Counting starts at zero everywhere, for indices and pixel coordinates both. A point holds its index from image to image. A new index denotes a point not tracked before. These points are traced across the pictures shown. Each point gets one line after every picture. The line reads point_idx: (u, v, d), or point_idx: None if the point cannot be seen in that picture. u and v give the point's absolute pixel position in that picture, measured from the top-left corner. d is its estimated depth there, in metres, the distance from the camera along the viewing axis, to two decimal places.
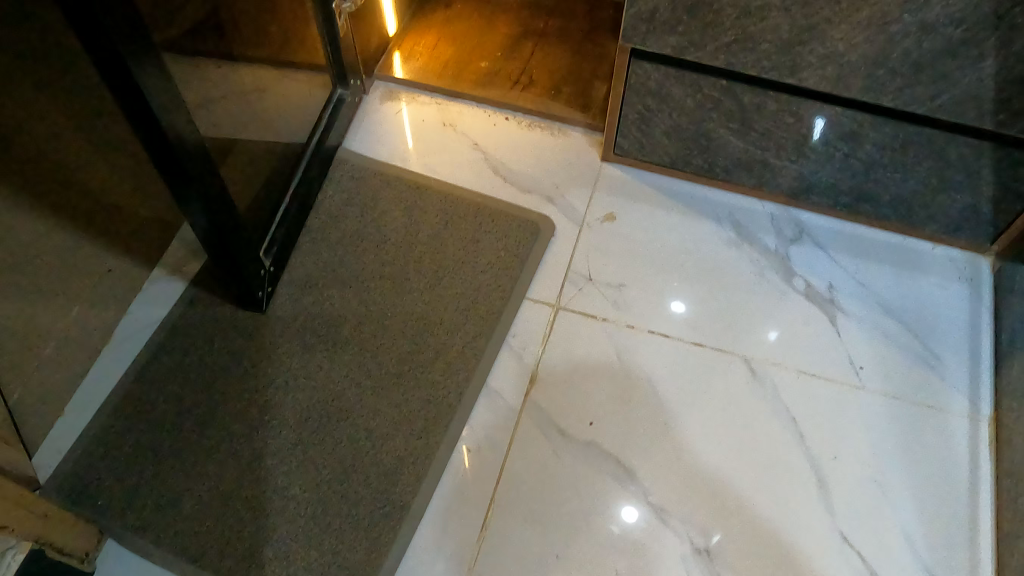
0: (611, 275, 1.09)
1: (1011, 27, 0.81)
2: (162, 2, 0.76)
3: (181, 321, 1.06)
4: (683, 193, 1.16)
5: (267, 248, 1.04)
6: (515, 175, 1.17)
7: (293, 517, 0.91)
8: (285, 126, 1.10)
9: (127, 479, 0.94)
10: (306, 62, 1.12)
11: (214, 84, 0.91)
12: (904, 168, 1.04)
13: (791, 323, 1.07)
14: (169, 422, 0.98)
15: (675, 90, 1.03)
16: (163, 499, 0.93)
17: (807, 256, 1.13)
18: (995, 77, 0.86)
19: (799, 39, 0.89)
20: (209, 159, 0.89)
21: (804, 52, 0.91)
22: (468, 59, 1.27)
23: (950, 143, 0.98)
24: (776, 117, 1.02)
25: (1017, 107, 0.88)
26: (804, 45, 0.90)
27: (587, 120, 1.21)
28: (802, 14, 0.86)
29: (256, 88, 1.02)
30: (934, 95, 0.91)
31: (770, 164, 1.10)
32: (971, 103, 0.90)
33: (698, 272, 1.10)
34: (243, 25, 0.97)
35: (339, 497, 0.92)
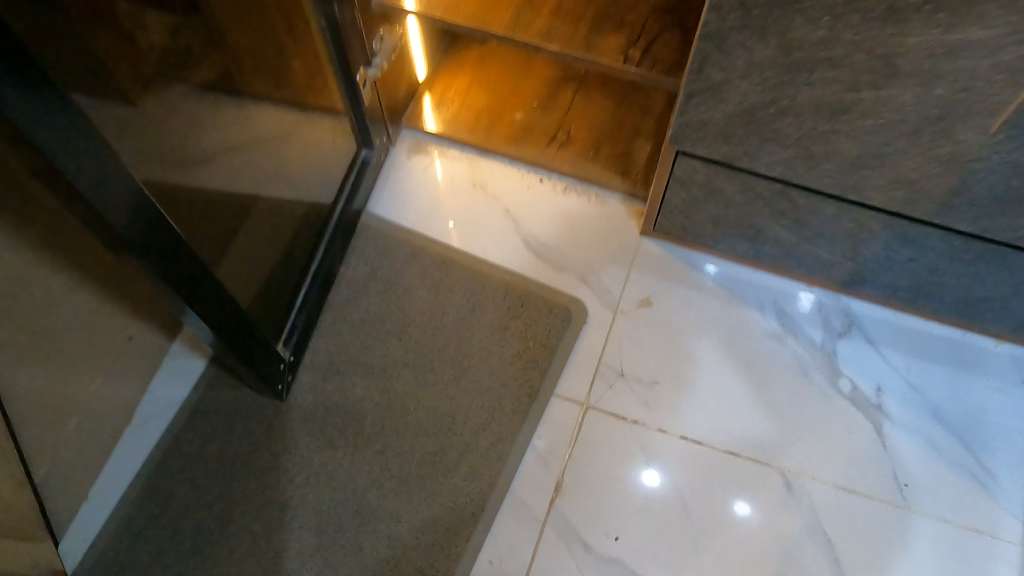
0: (644, 370, 1.04)
1: None
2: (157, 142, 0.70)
3: (203, 406, 1.05)
4: (727, 276, 1.09)
5: (286, 338, 1.01)
6: (547, 250, 1.10)
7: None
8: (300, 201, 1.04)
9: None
10: (325, 129, 1.05)
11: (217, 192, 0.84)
12: (971, 277, 0.95)
13: (833, 431, 1.02)
14: (189, 517, 0.97)
15: (724, 186, 0.94)
16: None
17: (856, 353, 1.06)
18: None
19: (867, 163, 0.80)
20: (218, 275, 0.84)
21: (872, 175, 0.82)
22: (502, 108, 1.18)
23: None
24: (832, 220, 0.94)
25: None
26: (873, 169, 0.81)
27: (627, 186, 1.12)
28: (874, 143, 0.77)
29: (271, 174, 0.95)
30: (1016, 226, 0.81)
31: (822, 257, 1.02)
32: None
33: (738, 368, 1.04)
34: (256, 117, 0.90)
35: None
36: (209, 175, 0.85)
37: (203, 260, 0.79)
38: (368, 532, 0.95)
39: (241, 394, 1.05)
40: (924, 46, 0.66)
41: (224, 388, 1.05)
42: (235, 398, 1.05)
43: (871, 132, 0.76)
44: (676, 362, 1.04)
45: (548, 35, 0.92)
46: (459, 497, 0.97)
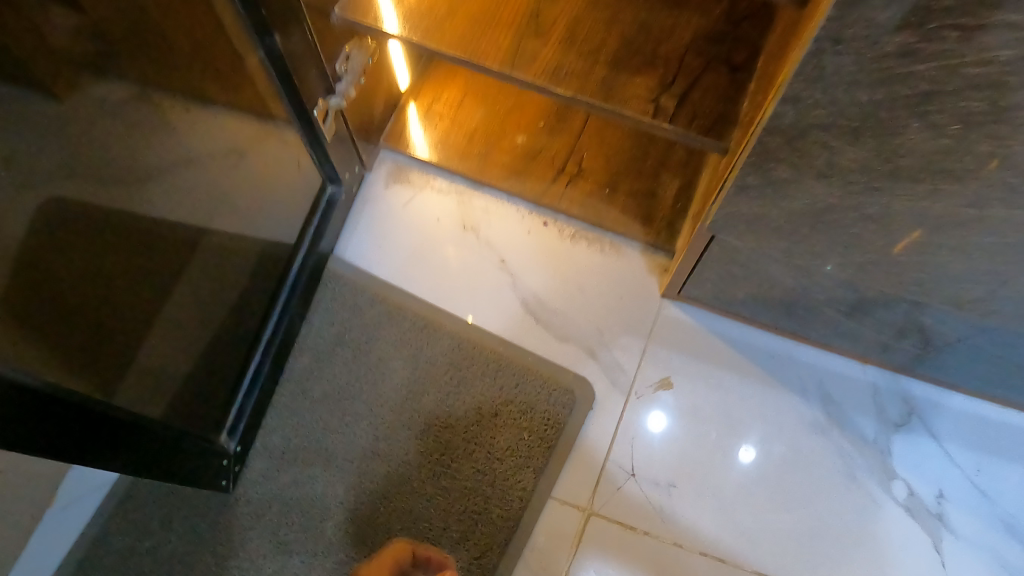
0: (659, 470, 0.87)
1: None
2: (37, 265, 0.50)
3: (133, 493, 0.88)
4: (763, 352, 0.91)
5: (230, 430, 0.85)
6: (550, 315, 0.92)
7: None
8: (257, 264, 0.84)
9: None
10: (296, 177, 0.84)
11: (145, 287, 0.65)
12: None
13: (884, 550, 0.83)
14: None
15: (775, 269, 0.76)
16: None
17: (915, 451, 0.87)
18: None
19: (971, 280, 0.61)
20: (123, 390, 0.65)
21: (975, 292, 0.63)
22: (500, 128, 0.97)
23: None
24: (909, 313, 0.75)
25: None
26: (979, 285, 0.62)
27: (648, 235, 0.93)
28: (988, 263, 0.58)
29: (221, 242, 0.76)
30: None
31: (885, 343, 0.84)
32: None
33: (771, 468, 0.87)
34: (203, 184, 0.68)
35: None
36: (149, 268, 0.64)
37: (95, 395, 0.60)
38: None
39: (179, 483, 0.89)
40: None
41: None
42: (171, 488, 0.88)
43: (989, 251, 0.56)
44: (697, 460, 0.87)
45: (560, 74, 0.71)
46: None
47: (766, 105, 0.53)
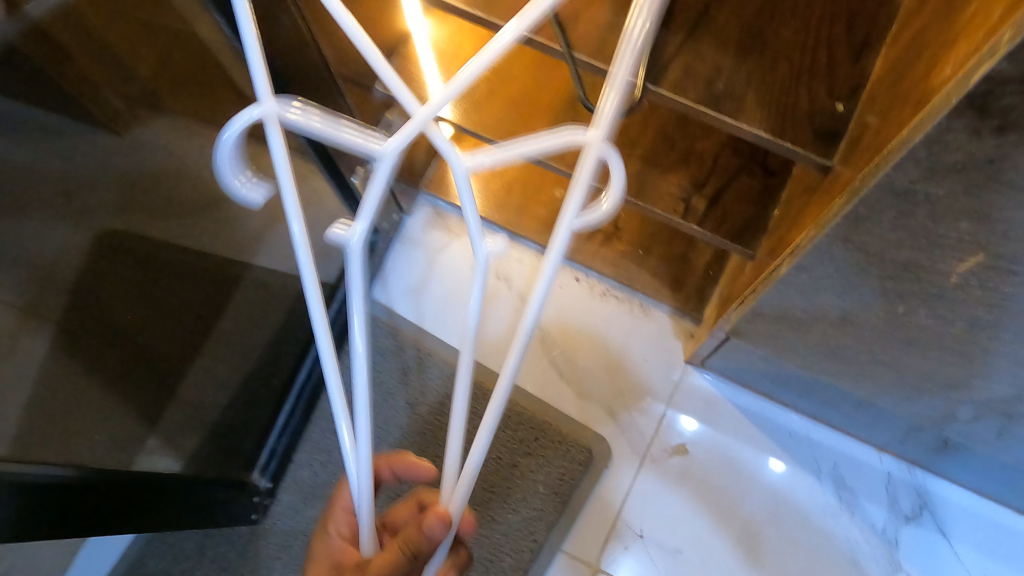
0: (669, 536, 0.89)
1: None
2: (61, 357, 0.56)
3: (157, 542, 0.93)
4: (779, 428, 0.93)
5: (263, 465, 0.92)
6: (572, 371, 0.95)
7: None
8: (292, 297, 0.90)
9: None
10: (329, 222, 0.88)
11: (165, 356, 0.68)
12: None
13: None
14: None
15: (794, 370, 0.76)
16: None
17: (923, 547, 0.88)
18: None
19: (981, 413, 0.62)
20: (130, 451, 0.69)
21: (978, 420, 0.64)
22: (540, 183, 0.99)
23: None
24: (924, 428, 0.76)
25: None
26: (987, 421, 0.63)
27: (677, 301, 0.95)
28: (997, 407, 0.59)
29: None
30: None
31: (903, 440, 0.84)
32: None
33: (777, 545, 0.89)
34: None
35: None
36: None
37: (94, 467, 0.64)
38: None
39: (217, 542, 0.93)
40: None
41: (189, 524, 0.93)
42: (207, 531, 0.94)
43: (999, 401, 0.57)
44: (707, 531, 0.89)
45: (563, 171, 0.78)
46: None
47: (787, 253, 0.54)
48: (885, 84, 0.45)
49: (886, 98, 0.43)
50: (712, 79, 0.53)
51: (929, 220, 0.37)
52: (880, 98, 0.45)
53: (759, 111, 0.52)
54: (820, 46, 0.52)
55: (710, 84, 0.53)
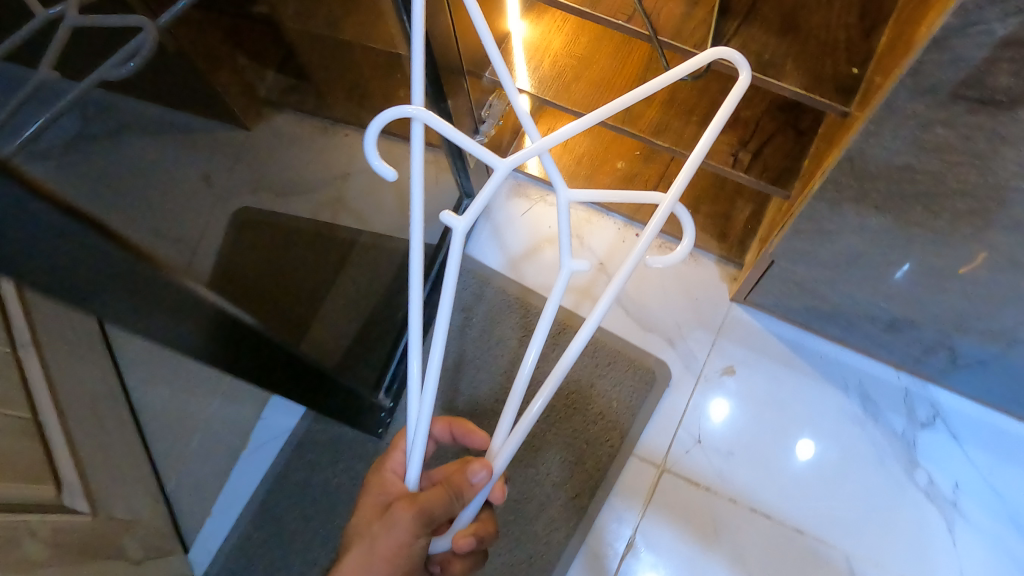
0: (722, 440, 1.07)
1: None
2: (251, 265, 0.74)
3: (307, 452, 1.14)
4: (810, 350, 1.11)
5: (387, 386, 1.11)
6: (637, 308, 1.15)
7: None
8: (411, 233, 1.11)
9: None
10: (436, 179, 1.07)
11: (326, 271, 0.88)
12: None
13: (902, 525, 1.01)
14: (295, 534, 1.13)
15: (822, 290, 0.95)
16: None
17: (937, 447, 1.04)
18: None
19: (967, 309, 0.81)
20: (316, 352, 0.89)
21: (972, 317, 0.82)
22: (604, 155, 1.18)
23: None
24: (929, 334, 0.94)
25: None
26: (979, 312, 0.80)
27: (723, 250, 1.14)
28: (982, 300, 0.77)
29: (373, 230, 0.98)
30: None
31: (914, 356, 1.02)
32: None
33: (813, 447, 1.06)
34: None
35: None
36: None
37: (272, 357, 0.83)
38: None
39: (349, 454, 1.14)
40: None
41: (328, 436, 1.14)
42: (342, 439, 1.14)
43: (983, 294, 0.76)
44: (755, 435, 1.07)
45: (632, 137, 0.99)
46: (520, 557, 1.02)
47: (817, 176, 0.73)
48: (890, 48, 0.64)
49: (889, 58, 0.63)
50: (762, 53, 0.73)
51: (917, 128, 0.57)
52: (885, 57, 0.64)
53: (795, 73, 0.72)
54: (841, 29, 0.73)
55: (759, 57, 0.73)
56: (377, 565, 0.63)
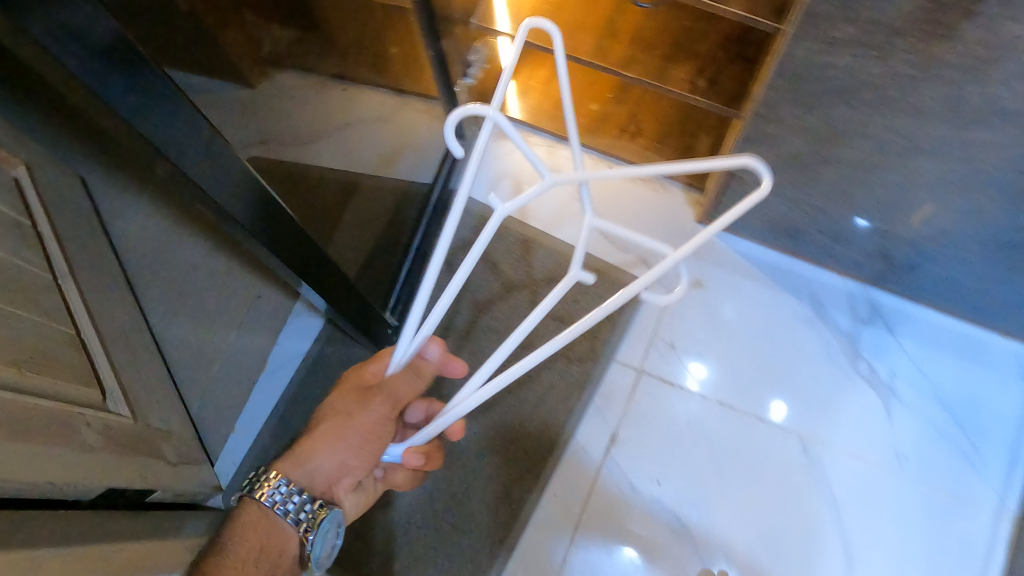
0: (693, 344, 1.22)
1: None
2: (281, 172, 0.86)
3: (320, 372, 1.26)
4: (766, 263, 1.25)
5: (393, 307, 1.23)
6: (614, 232, 1.28)
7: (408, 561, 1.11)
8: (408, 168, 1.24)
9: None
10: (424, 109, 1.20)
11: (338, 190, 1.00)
12: (1000, 286, 1.04)
13: (848, 408, 1.17)
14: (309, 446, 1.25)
15: (772, 201, 1.08)
16: None
17: (876, 340, 1.20)
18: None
19: (890, 202, 0.94)
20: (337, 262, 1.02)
21: (895, 210, 0.96)
22: (580, 98, 1.30)
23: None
24: (866, 236, 1.08)
25: None
26: (903, 204, 0.94)
27: (686, 179, 1.28)
28: (900, 190, 0.91)
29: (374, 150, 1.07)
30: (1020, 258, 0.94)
31: (856, 261, 1.16)
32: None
33: (771, 346, 1.21)
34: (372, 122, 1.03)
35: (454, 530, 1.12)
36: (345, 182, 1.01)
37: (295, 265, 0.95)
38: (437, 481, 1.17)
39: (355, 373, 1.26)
40: (944, 137, 0.78)
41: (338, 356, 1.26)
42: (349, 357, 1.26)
43: (900, 184, 0.89)
44: (721, 339, 1.22)
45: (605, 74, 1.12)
46: (516, 452, 1.16)
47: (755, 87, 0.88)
48: None
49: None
50: None
51: (831, 26, 0.70)
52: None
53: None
54: None
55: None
56: (351, 436, 0.76)
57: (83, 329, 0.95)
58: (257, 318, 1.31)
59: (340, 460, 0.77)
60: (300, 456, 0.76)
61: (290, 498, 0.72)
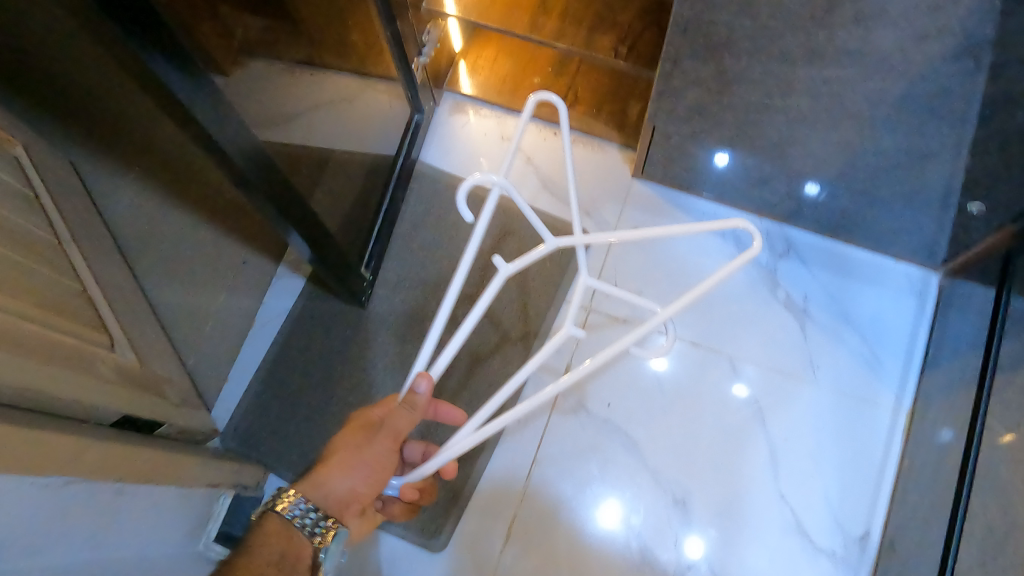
0: (633, 283, 1.39)
1: (946, 151, 1.02)
2: (273, 129, 1.01)
3: (301, 325, 1.40)
4: (693, 210, 1.42)
5: (366, 262, 1.38)
6: (560, 191, 1.45)
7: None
8: (377, 139, 1.37)
9: (273, 438, 1.33)
10: (385, 89, 1.34)
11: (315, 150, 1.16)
12: (885, 207, 1.23)
13: (769, 330, 1.36)
14: (292, 391, 1.36)
15: (690, 149, 1.26)
16: (299, 454, 1.32)
17: (791, 270, 1.39)
18: (950, 177, 1.08)
19: (781, 142, 1.12)
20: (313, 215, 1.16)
21: (788, 149, 1.14)
22: (524, 74, 1.48)
23: (915, 204, 1.19)
24: (772, 175, 1.25)
25: (970, 188, 1.10)
26: (793, 143, 1.11)
27: (621, 139, 1.45)
28: (788, 131, 1.08)
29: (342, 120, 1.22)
30: (896, 176, 1.12)
31: (768, 198, 1.34)
32: (932, 187, 1.13)
33: (702, 282, 1.38)
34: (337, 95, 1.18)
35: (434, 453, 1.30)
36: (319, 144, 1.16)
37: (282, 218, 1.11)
38: (415, 420, 1.35)
39: (334, 325, 1.39)
40: (811, 79, 0.95)
41: (319, 311, 1.40)
42: (329, 309, 1.41)
43: (785, 124, 1.07)
44: (657, 278, 1.39)
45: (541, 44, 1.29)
46: (483, 385, 1.35)
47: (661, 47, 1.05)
48: None
49: None
50: None
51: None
52: None
53: None
54: None
55: None
56: (365, 459, 0.88)
57: (90, 288, 1.10)
58: (244, 281, 1.45)
59: (351, 484, 0.88)
60: (315, 480, 0.86)
61: (304, 513, 0.83)
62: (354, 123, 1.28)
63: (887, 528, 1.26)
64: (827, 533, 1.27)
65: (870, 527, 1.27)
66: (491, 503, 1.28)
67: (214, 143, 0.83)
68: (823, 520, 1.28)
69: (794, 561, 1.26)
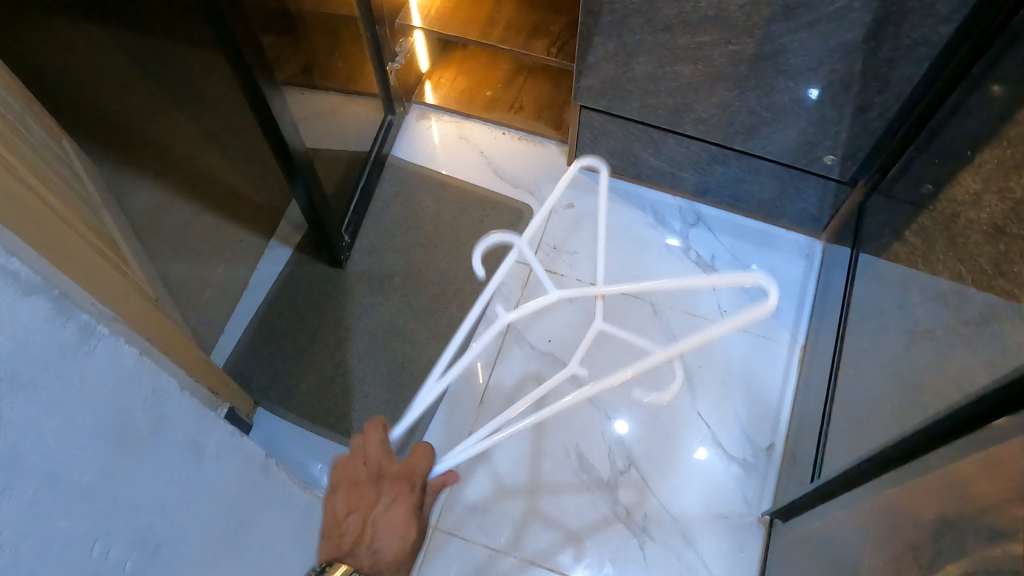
0: (570, 246, 1.66)
1: (799, 107, 1.34)
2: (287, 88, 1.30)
3: (287, 283, 1.64)
4: (620, 190, 1.73)
5: (347, 229, 1.63)
6: (509, 176, 1.74)
7: (365, 410, 1.49)
8: (358, 131, 1.66)
9: (262, 374, 1.53)
10: (365, 90, 1.63)
11: (314, 119, 1.45)
12: (764, 170, 1.55)
13: (683, 281, 1.63)
14: (279, 336, 1.57)
15: (611, 128, 1.57)
16: (283, 389, 1.51)
17: (700, 236, 1.69)
18: (806, 133, 1.40)
19: (677, 109, 1.43)
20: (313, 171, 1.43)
21: (684, 116, 1.45)
22: (478, 89, 1.83)
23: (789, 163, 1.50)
24: (677, 148, 1.56)
25: (823, 147, 1.42)
26: (686, 109, 1.43)
27: (558, 136, 1.78)
28: (680, 97, 1.40)
29: (332, 101, 1.52)
30: (767, 136, 1.43)
31: (675, 174, 1.65)
32: (798, 146, 1.43)
33: (625, 244, 1.67)
34: (328, 79, 1.48)
35: (403, 380, 1.52)
36: (315, 115, 1.45)
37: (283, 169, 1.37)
38: (384, 356, 1.55)
39: (317, 284, 1.63)
40: (689, 45, 1.27)
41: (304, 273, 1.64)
42: (315, 269, 1.65)
43: (677, 90, 1.38)
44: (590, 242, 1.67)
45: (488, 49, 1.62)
46: (444, 326, 1.57)
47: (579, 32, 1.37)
48: None
49: None
50: None
51: None
52: None
53: None
54: None
55: None
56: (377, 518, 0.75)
57: (117, 239, 1.28)
58: None
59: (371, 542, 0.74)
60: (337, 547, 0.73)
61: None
62: (341, 113, 1.57)
63: (788, 439, 1.48)
64: (737, 445, 1.48)
65: (774, 437, 1.49)
66: (448, 422, 1.49)
67: (246, 71, 1.11)
68: (734, 433, 1.50)
69: (709, 468, 1.46)
